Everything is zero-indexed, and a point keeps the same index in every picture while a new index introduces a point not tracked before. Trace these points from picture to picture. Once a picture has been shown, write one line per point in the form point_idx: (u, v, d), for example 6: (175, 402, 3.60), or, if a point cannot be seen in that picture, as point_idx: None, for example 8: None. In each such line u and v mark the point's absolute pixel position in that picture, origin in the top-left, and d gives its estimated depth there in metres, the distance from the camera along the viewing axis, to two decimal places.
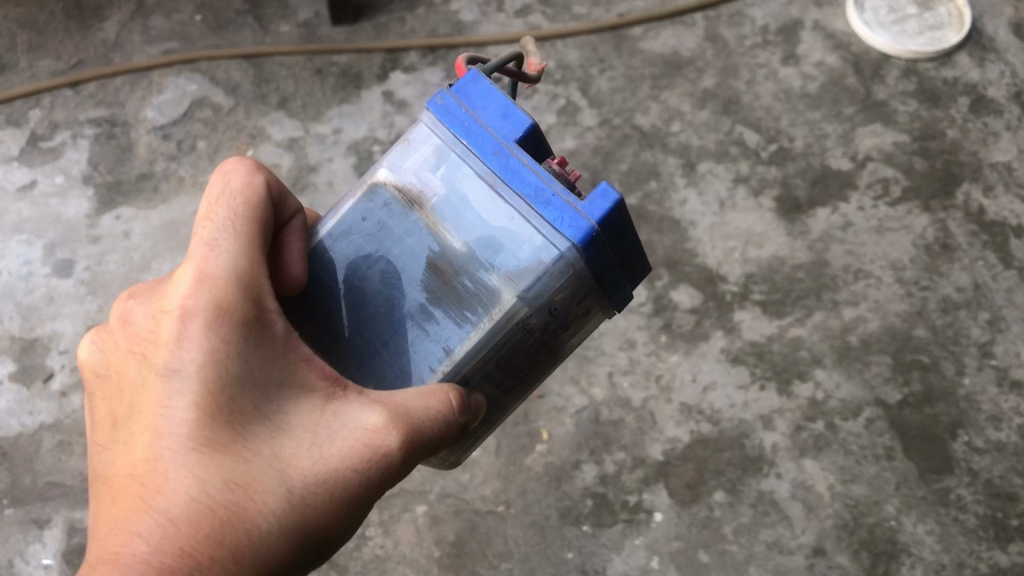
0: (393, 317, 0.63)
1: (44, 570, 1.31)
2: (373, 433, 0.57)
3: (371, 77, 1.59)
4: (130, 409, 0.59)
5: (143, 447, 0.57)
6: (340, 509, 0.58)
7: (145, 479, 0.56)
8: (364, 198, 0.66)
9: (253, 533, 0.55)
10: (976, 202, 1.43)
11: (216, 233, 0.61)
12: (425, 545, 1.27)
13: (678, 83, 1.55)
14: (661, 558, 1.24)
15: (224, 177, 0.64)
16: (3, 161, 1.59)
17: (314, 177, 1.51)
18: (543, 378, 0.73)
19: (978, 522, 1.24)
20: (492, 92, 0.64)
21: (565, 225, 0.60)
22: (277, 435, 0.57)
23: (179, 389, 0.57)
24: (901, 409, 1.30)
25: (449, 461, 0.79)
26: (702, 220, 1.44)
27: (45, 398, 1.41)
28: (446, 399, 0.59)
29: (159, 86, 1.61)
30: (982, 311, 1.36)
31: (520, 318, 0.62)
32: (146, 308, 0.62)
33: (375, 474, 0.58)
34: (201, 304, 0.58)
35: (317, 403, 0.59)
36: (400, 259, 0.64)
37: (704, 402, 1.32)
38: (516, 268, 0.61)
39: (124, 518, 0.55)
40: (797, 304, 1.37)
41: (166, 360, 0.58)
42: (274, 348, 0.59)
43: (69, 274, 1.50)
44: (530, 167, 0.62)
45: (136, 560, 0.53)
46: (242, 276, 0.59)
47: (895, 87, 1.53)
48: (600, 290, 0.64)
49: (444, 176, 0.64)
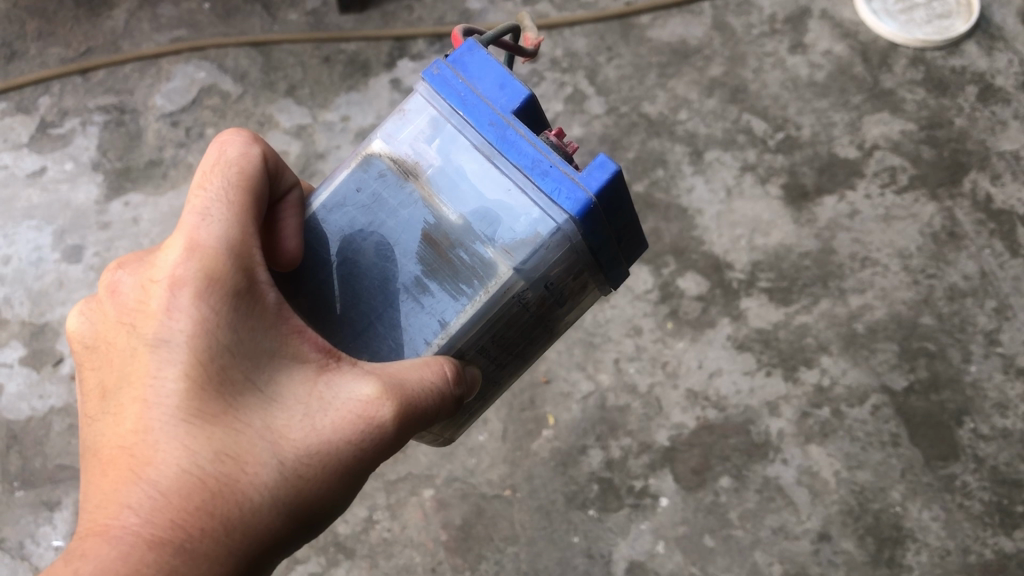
0: (388, 290, 0.64)
1: (55, 551, 1.32)
2: (367, 404, 0.58)
3: (379, 65, 1.60)
4: (119, 379, 0.59)
5: (133, 419, 0.57)
6: (333, 481, 0.58)
7: (134, 450, 0.56)
8: (358, 168, 0.66)
9: (245, 504, 0.56)
10: (983, 190, 1.43)
11: (208, 202, 0.61)
12: (432, 528, 1.28)
13: (686, 71, 1.55)
14: (667, 543, 1.25)
15: (221, 148, 0.65)
16: (13, 148, 1.61)
17: (322, 164, 1.52)
18: (540, 355, 0.74)
19: (983, 508, 1.24)
20: (489, 63, 0.64)
21: (563, 197, 0.61)
22: (268, 406, 0.58)
23: (170, 359, 0.57)
24: (907, 396, 1.30)
25: (442, 439, 0.79)
26: (709, 208, 1.44)
27: (55, 381, 1.43)
28: (440, 370, 0.61)
29: (168, 74, 1.62)
30: (988, 299, 1.36)
31: (516, 292, 0.63)
32: (135, 278, 0.62)
33: (368, 446, 0.59)
34: (192, 273, 0.58)
35: (308, 375, 0.60)
36: (395, 232, 0.64)
37: (710, 388, 1.32)
38: (512, 241, 0.62)
39: (114, 490, 0.55)
40: (803, 291, 1.37)
41: (157, 330, 0.58)
42: (265, 319, 0.60)
43: (78, 259, 1.51)
44: (526, 138, 0.62)
45: (127, 531, 0.53)
46: (233, 245, 0.60)
47: (903, 76, 1.53)
48: (597, 264, 0.66)
49: (439, 147, 0.65)
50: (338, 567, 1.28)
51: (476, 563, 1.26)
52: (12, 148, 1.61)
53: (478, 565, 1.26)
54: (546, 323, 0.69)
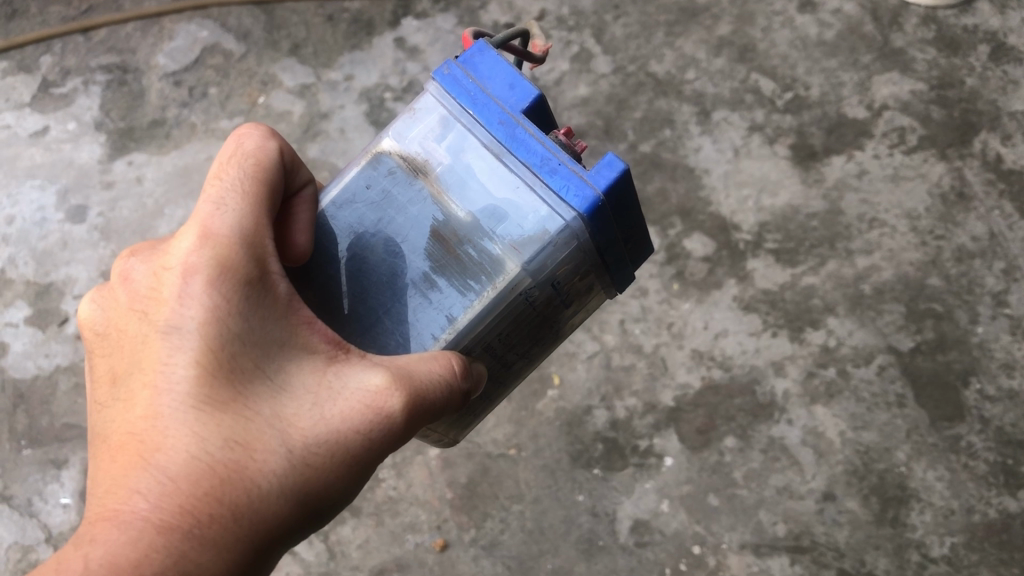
0: (396, 286, 0.64)
1: (63, 509, 1.33)
2: (376, 395, 0.58)
3: (383, 24, 1.57)
4: (130, 366, 0.59)
5: (144, 405, 0.57)
6: (341, 471, 0.58)
7: (144, 436, 0.56)
8: (368, 165, 0.66)
9: (252, 491, 0.55)
10: (993, 150, 1.41)
11: (223, 190, 0.61)
12: (437, 487, 1.29)
13: (693, 30, 1.53)
14: (671, 502, 1.25)
15: (238, 140, 0.64)
16: (15, 108, 1.60)
17: (326, 124, 1.51)
18: (544, 355, 0.75)
19: (988, 468, 1.24)
20: (499, 63, 0.66)
21: (571, 194, 0.62)
22: (278, 395, 0.58)
23: (180, 346, 0.57)
24: (913, 356, 1.30)
25: (446, 441, 0.79)
26: (716, 167, 1.43)
27: (60, 340, 1.43)
28: (449, 364, 0.60)
29: (171, 32, 1.60)
30: (997, 261, 1.35)
31: (524, 289, 0.63)
32: (147, 265, 0.62)
33: (377, 436, 0.58)
34: (204, 261, 0.58)
35: (319, 364, 0.59)
36: (404, 228, 0.64)
37: (716, 348, 1.32)
38: (521, 237, 0.62)
39: (123, 476, 0.56)
40: (810, 253, 1.36)
41: (168, 317, 0.58)
42: (276, 308, 0.60)
43: (82, 219, 1.51)
44: (536, 136, 0.63)
45: (136, 517, 0.54)
46: (246, 235, 0.59)
47: (914, 35, 1.50)
48: (603, 265, 0.67)
49: (449, 145, 0.65)
50: (344, 525, 1.29)
51: (481, 522, 1.27)
52: (14, 108, 1.60)
53: (483, 524, 1.27)
54: (551, 323, 0.70)
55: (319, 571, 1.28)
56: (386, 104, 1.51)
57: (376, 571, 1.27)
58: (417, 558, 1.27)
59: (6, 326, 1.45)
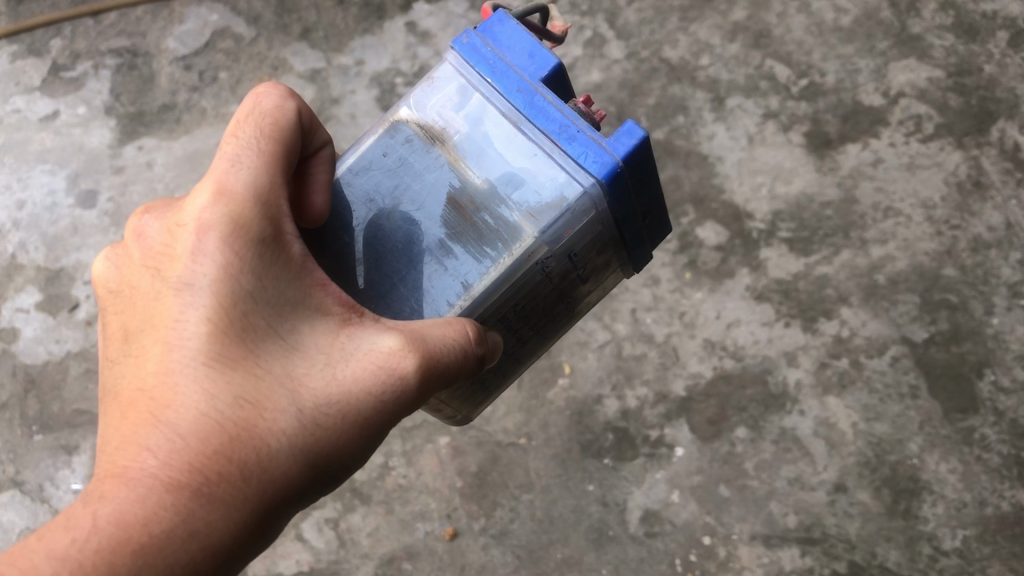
0: (411, 252, 0.63)
1: (74, 494, 1.34)
2: (389, 357, 0.57)
3: (394, 7, 1.55)
4: (142, 323, 0.59)
5: (155, 361, 0.57)
6: (353, 432, 0.58)
7: (155, 393, 0.56)
8: (385, 133, 0.65)
9: (262, 449, 0.55)
10: (1011, 139, 1.40)
11: (239, 149, 0.60)
12: (448, 475, 1.29)
13: (708, 15, 1.51)
14: (682, 492, 1.25)
15: (256, 99, 0.64)
16: (25, 91, 1.59)
17: (336, 109, 1.50)
18: (560, 330, 0.75)
19: (1001, 461, 1.23)
20: (519, 32, 0.65)
21: (590, 161, 0.61)
22: (289, 354, 0.57)
23: (192, 302, 0.57)
24: (927, 348, 1.29)
25: (457, 418, 0.78)
26: (730, 155, 1.42)
27: (71, 327, 1.43)
28: (462, 330, 0.59)
29: (181, 16, 1.59)
30: (1013, 251, 1.33)
31: (540, 258, 0.63)
32: (161, 222, 0.61)
33: (389, 399, 0.58)
34: (218, 218, 0.58)
35: (331, 325, 0.59)
36: (420, 195, 0.63)
37: (728, 338, 1.31)
38: (538, 204, 0.62)
39: (133, 432, 0.55)
40: (824, 242, 1.35)
41: (181, 273, 0.58)
42: (289, 269, 0.59)
43: (92, 204, 1.50)
44: (555, 104, 0.63)
45: (145, 474, 0.54)
46: (261, 193, 0.59)
47: (932, 21, 1.48)
48: (620, 239, 0.67)
49: (466, 114, 0.64)
50: (355, 513, 1.29)
51: (491, 510, 1.27)
52: (24, 91, 1.59)
53: (493, 512, 1.27)
54: (566, 297, 0.70)
55: (329, 558, 1.28)
56: (398, 90, 1.49)
57: (385, 560, 1.27)
58: (427, 547, 1.27)
59: (17, 312, 1.46)
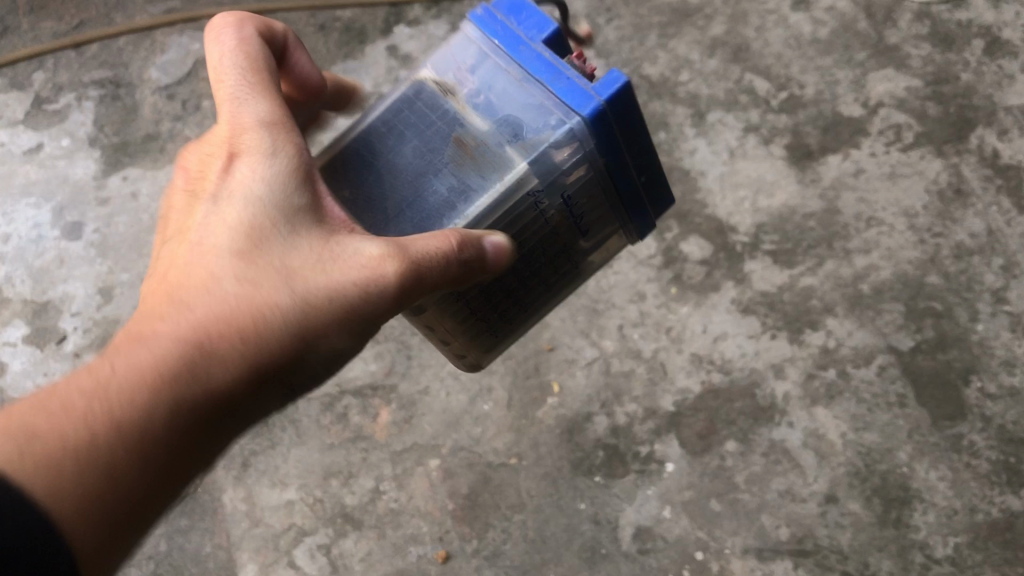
0: (423, 182, 0.73)
1: None
2: (372, 261, 0.68)
3: (375, 32, 1.57)
4: (185, 218, 0.75)
5: (190, 248, 0.71)
6: (340, 313, 0.69)
7: (185, 273, 0.70)
8: (409, 87, 0.75)
9: (264, 323, 0.67)
10: (990, 146, 1.41)
11: (238, 81, 0.75)
12: (439, 497, 1.27)
13: (687, 31, 1.54)
14: (673, 508, 1.24)
15: (234, 34, 0.76)
16: (10, 126, 1.60)
17: (320, 135, 1.50)
18: (564, 279, 0.83)
19: (990, 467, 1.23)
20: (527, 1, 0.74)
21: (574, 100, 0.69)
22: (287, 249, 0.69)
23: (224, 203, 0.72)
24: (913, 355, 1.29)
25: (472, 363, 0.87)
26: (711, 169, 1.44)
27: (59, 358, 1.41)
28: (448, 240, 0.67)
29: (162, 46, 1.60)
30: (995, 257, 1.34)
31: (533, 189, 0.72)
32: (202, 144, 0.77)
33: (372, 291, 0.68)
34: (242, 140, 0.73)
35: (325, 228, 0.70)
36: (436, 140, 0.73)
37: (715, 352, 1.31)
38: (529, 139, 0.71)
39: (162, 307, 0.68)
40: (807, 253, 1.36)
41: (217, 184, 0.73)
42: (287, 175, 0.71)
43: (78, 236, 1.50)
44: (549, 58, 0.71)
45: (161, 339, 0.65)
46: (268, 117, 0.74)
47: (909, 31, 1.50)
48: (613, 188, 0.74)
49: (475, 73, 0.74)
50: (347, 538, 1.27)
51: (483, 531, 1.25)
52: (9, 125, 1.60)
53: (485, 534, 1.25)
54: (564, 243, 0.78)
55: None
56: None
57: None
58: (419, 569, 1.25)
59: (5, 345, 1.44)
